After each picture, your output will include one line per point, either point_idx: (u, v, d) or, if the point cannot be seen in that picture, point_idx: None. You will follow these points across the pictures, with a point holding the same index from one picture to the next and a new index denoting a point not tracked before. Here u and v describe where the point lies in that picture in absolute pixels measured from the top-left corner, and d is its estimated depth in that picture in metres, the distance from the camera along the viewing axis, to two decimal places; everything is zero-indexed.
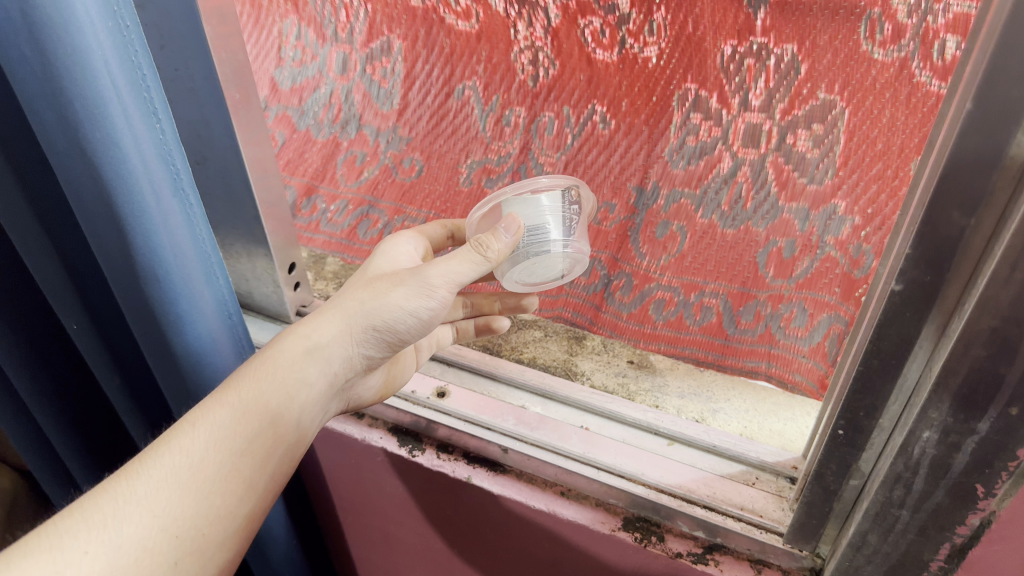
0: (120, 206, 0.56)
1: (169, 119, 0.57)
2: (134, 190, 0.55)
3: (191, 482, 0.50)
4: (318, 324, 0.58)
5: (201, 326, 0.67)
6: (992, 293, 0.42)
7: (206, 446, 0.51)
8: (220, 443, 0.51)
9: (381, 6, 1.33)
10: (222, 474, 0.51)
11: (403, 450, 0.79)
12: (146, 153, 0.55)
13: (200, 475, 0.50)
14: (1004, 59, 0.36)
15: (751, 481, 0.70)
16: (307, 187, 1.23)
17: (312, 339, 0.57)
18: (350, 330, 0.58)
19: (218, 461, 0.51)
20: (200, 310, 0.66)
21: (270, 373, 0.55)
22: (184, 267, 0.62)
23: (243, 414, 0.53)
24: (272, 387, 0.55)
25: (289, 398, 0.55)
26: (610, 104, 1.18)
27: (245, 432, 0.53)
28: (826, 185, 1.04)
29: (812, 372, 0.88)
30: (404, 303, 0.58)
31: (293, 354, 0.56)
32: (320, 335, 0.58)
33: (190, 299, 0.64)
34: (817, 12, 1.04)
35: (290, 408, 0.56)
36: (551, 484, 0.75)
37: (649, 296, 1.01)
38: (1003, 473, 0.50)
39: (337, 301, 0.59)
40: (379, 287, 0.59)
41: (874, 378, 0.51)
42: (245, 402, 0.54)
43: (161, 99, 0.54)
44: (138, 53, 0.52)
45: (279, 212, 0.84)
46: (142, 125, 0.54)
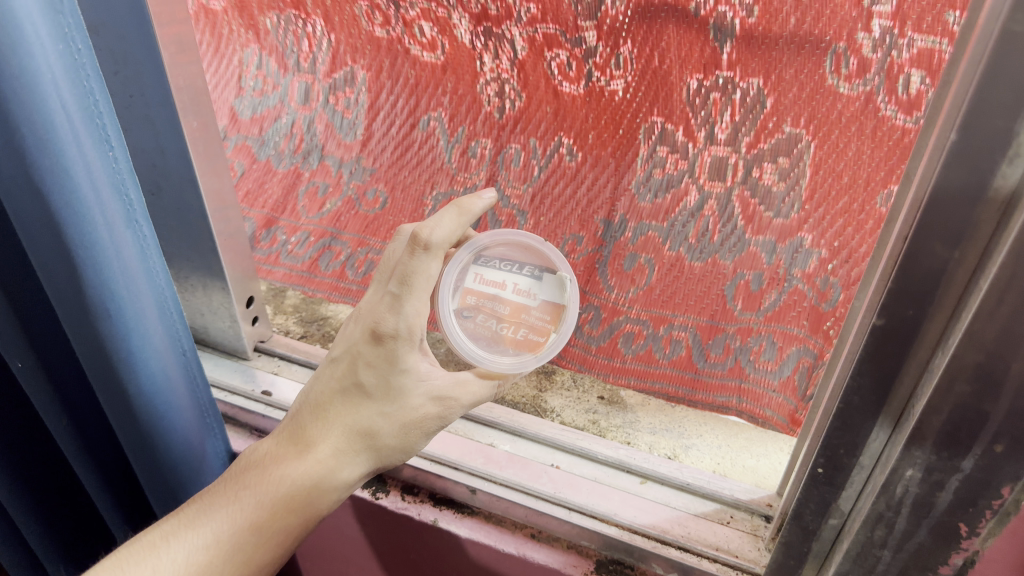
0: (69, 240, 0.52)
1: (121, 146, 0.54)
2: (87, 222, 0.52)
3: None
4: (352, 467, 0.55)
5: (155, 365, 0.63)
6: (978, 328, 0.41)
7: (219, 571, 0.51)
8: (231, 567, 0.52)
9: (345, 36, 1.28)
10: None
11: (365, 492, 0.76)
12: (98, 182, 0.52)
13: None
14: (988, 89, 0.35)
15: (725, 520, 0.68)
16: (266, 219, 1.23)
17: (342, 480, 0.55)
18: (374, 469, 0.56)
19: None
20: (154, 348, 0.62)
21: (297, 510, 0.53)
22: (136, 301, 0.58)
23: (261, 541, 0.53)
24: (299, 519, 0.54)
25: (302, 527, 0.55)
26: (576, 136, 1.15)
27: (257, 559, 0.53)
28: (792, 220, 1.02)
29: (783, 407, 0.91)
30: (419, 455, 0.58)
31: (323, 493, 0.54)
32: (349, 476, 0.55)
33: (144, 336, 0.60)
34: (783, 46, 0.96)
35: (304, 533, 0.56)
36: (521, 526, 0.72)
37: (618, 330, 1.03)
38: (987, 512, 0.49)
39: (373, 443, 0.55)
40: (413, 441, 0.56)
41: (854, 416, 0.50)
42: (265, 530, 0.53)
43: (113, 124, 0.52)
44: (89, 77, 0.50)
45: (237, 244, 0.81)
46: (95, 152, 0.51)
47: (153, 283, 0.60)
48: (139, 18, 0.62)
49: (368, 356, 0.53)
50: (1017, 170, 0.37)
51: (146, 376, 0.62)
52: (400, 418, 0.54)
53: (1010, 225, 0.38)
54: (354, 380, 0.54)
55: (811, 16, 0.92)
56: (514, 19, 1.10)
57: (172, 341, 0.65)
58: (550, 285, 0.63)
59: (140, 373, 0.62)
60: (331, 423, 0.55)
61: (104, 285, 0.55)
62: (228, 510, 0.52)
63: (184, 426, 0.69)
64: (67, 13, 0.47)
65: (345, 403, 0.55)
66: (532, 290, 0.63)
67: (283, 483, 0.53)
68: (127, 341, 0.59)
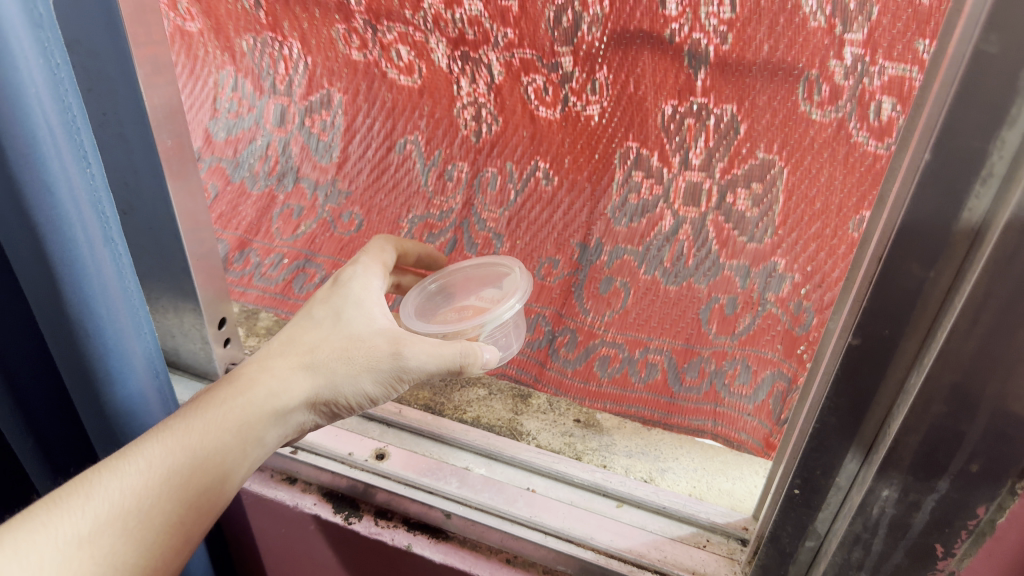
0: (50, 257, 0.52)
1: (98, 164, 0.53)
2: (67, 237, 0.51)
3: (135, 531, 0.46)
4: (290, 384, 0.54)
5: (133, 384, 0.62)
6: (954, 348, 0.41)
7: (161, 495, 0.47)
8: (172, 492, 0.48)
9: (321, 59, 1.29)
10: (164, 529, 0.48)
11: (338, 517, 0.75)
12: (79, 199, 0.51)
13: (146, 525, 0.47)
14: (962, 111, 0.36)
15: (701, 544, 0.67)
16: (239, 241, 1.21)
17: (282, 399, 0.54)
18: (314, 397, 0.56)
19: (167, 511, 0.48)
20: (132, 368, 0.61)
21: (236, 424, 0.51)
22: (116, 320, 0.57)
23: (200, 465, 0.49)
24: (236, 437, 0.51)
25: (244, 454, 0.52)
26: (553, 160, 1.17)
27: (197, 485, 0.49)
28: (766, 244, 1.04)
29: (758, 431, 0.90)
30: (368, 389, 0.57)
31: (262, 410, 0.53)
32: (290, 397, 0.54)
33: (123, 355, 0.59)
34: (756, 73, 0.99)
35: (245, 461, 0.52)
36: (496, 551, 0.71)
37: (594, 353, 1.02)
38: (963, 533, 0.49)
39: (313, 360, 0.56)
40: (356, 360, 0.56)
41: (830, 436, 0.50)
42: (206, 449, 0.50)
43: (92, 141, 0.51)
44: (67, 92, 0.49)
45: (211, 265, 0.80)
46: (75, 168, 0.50)
47: (130, 302, 0.59)
48: (114, 36, 0.61)
49: (326, 304, 0.61)
50: (989, 191, 0.38)
51: (124, 396, 0.61)
52: (341, 340, 0.57)
53: (984, 246, 0.39)
54: (303, 320, 0.59)
55: (784, 43, 0.95)
56: (490, 44, 1.12)
57: (147, 363, 0.64)
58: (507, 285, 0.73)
59: (117, 393, 0.61)
60: (270, 354, 0.57)
61: (85, 303, 0.54)
62: (160, 438, 0.49)
63: None
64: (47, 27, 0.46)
65: (287, 338, 0.58)
66: (494, 294, 0.73)
67: (219, 403, 0.52)
68: (106, 361, 0.58)
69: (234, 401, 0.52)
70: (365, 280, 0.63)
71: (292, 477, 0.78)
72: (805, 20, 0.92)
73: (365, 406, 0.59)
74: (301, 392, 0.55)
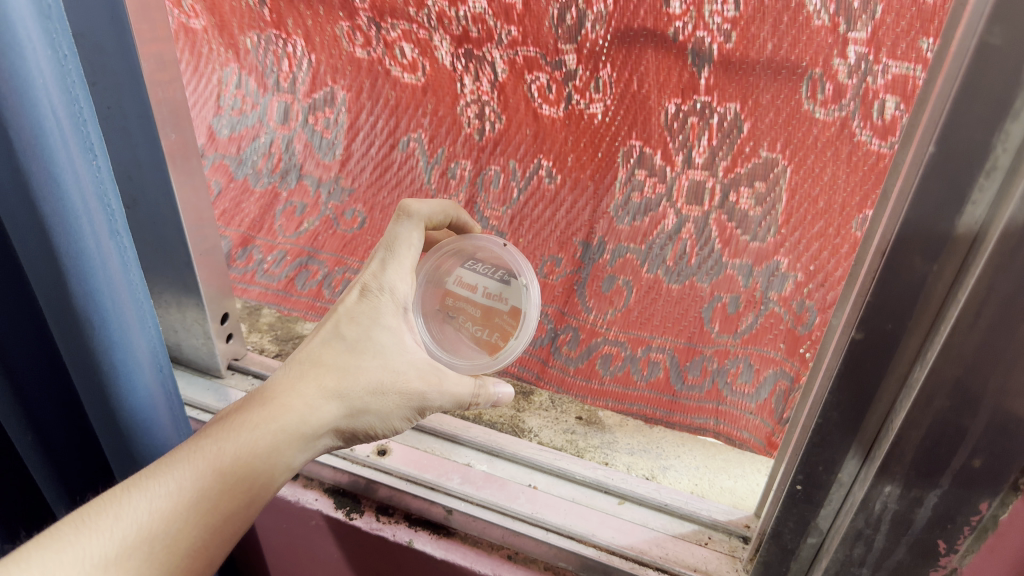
0: (57, 248, 0.52)
1: (105, 156, 0.53)
2: (74, 229, 0.51)
3: (161, 553, 0.47)
4: (319, 409, 0.53)
5: (139, 377, 0.62)
6: (957, 342, 0.41)
7: (187, 520, 0.48)
8: (199, 517, 0.48)
9: (325, 57, 1.29)
10: (190, 552, 0.48)
11: (340, 513, 0.75)
12: (85, 190, 0.51)
13: (171, 549, 0.47)
14: (966, 104, 0.36)
15: (703, 541, 0.67)
16: (242, 238, 1.21)
17: (311, 425, 0.53)
18: (343, 420, 0.55)
19: (194, 535, 0.48)
20: (137, 362, 0.61)
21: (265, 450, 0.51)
22: (122, 313, 0.57)
23: (227, 489, 0.50)
24: (264, 463, 0.51)
25: (272, 478, 0.52)
26: (556, 159, 1.17)
27: (224, 509, 0.49)
28: (769, 243, 1.04)
29: (759, 429, 0.90)
30: (392, 418, 0.57)
31: (291, 437, 0.52)
32: (318, 423, 0.53)
33: (129, 348, 0.59)
34: (760, 72, 0.99)
35: (273, 484, 0.52)
36: (497, 547, 0.71)
37: (596, 351, 1.02)
38: (965, 529, 0.49)
39: (344, 388, 0.54)
40: (385, 394, 0.56)
41: (833, 432, 0.50)
42: (234, 475, 0.50)
43: (98, 134, 0.51)
44: (75, 84, 0.49)
45: (213, 260, 0.80)
46: (81, 160, 0.51)
47: (135, 295, 0.59)
48: (119, 31, 0.61)
49: (354, 317, 0.57)
50: (993, 185, 0.38)
51: (129, 389, 0.61)
52: (376, 370, 0.55)
53: (987, 241, 0.39)
54: (332, 334, 0.56)
55: (787, 42, 0.95)
56: (494, 42, 1.12)
57: (152, 357, 0.64)
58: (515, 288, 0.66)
59: (122, 386, 0.61)
60: (301, 371, 0.55)
61: (91, 294, 0.54)
62: (190, 459, 0.49)
63: (161, 442, 0.68)
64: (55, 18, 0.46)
65: (318, 354, 0.55)
66: (502, 295, 0.67)
67: (248, 427, 0.51)
68: (111, 354, 0.58)
69: (265, 427, 0.51)
70: (394, 296, 0.59)
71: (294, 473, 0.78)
72: (809, 19, 0.93)
73: (389, 431, 0.59)
74: (331, 417, 0.54)
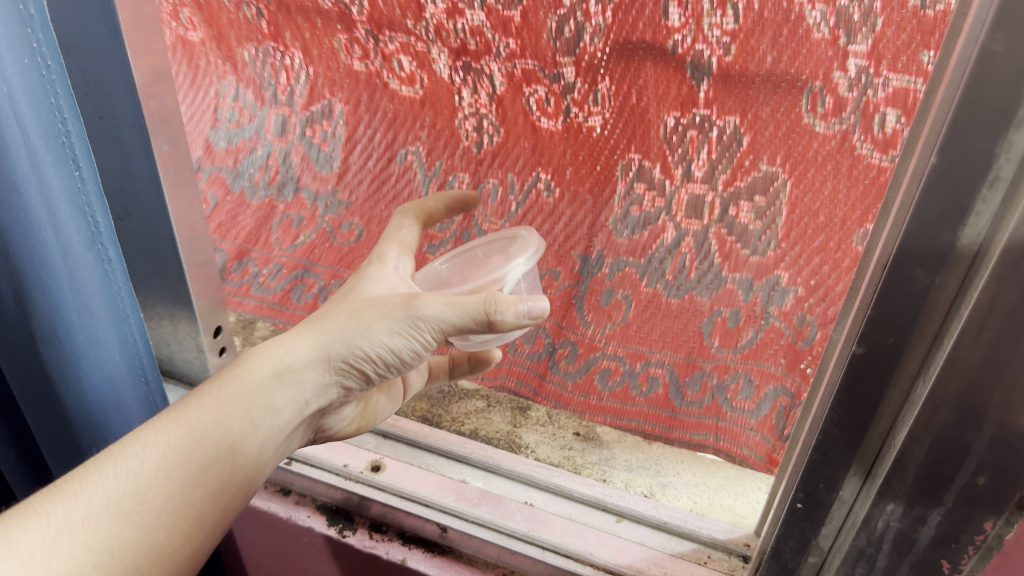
0: (20, 260, 0.51)
1: (90, 168, 0.53)
2: (37, 241, 0.50)
3: (133, 514, 0.42)
4: (292, 344, 0.50)
5: (106, 391, 0.61)
6: (960, 355, 0.40)
7: (156, 473, 0.43)
8: (172, 472, 0.44)
9: (324, 69, 1.29)
10: (168, 510, 0.43)
11: (333, 530, 0.73)
12: (52, 201, 0.50)
13: (144, 507, 0.42)
14: (968, 113, 0.35)
15: (702, 561, 0.66)
16: (238, 251, 1.20)
17: (285, 361, 0.49)
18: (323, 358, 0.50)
19: (169, 491, 0.43)
20: (104, 374, 0.59)
21: (235, 395, 0.47)
22: (87, 325, 0.56)
23: (202, 442, 0.45)
24: (237, 409, 0.47)
25: (252, 426, 0.47)
26: (554, 172, 1.17)
27: (199, 459, 0.45)
28: (769, 257, 1.05)
29: (760, 446, 0.88)
30: (387, 339, 0.50)
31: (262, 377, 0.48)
32: (293, 358, 0.49)
33: (97, 362, 0.58)
34: (759, 85, 1.00)
35: (257, 437, 0.48)
36: (493, 565, 0.70)
37: (595, 365, 1.01)
38: (970, 548, 0.48)
39: (316, 322, 0.51)
40: (364, 314, 0.50)
41: (834, 449, 0.49)
42: (205, 425, 0.46)
43: (82, 145, 0.51)
44: (58, 94, 0.48)
45: (207, 273, 0.79)
46: (55, 171, 0.50)
47: (114, 308, 0.59)
48: (114, 43, 0.61)
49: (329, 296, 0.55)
50: (996, 195, 0.37)
51: (96, 404, 0.60)
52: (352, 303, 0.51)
53: (989, 257, 0.38)
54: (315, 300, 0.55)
55: (787, 54, 0.95)
56: (493, 54, 1.12)
57: (133, 371, 0.63)
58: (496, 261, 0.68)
59: (86, 400, 0.59)
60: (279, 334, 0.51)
61: (56, 308, 0.53)
62: (158, 421, 0.45)
63: None
64: (38, 31, 0.46)
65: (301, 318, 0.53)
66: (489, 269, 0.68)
67: (215, 382, 0.48)
68: (77, 367, 0.57)
69: (229, 378, 0.48)
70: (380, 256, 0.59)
71: (286, 488, 0.76)
72: (808, 31, 0.92)
73: (400, 364, 0.52)
74: (304, 353, 0.50)
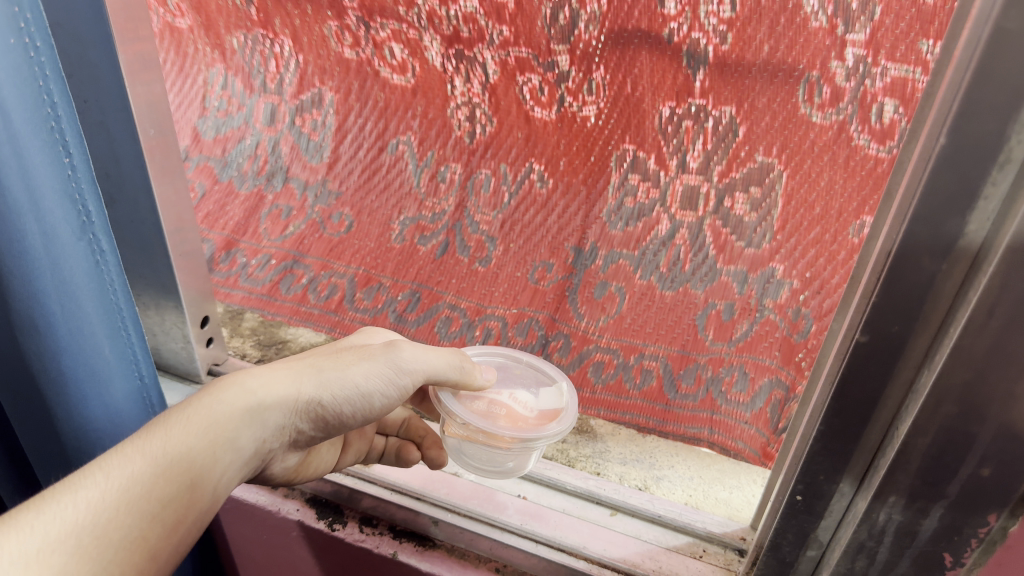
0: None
1: (83, 155, 0.52)
2: (15, 228, 0.49)
3: (90, 545, 0.40)
4: (264, 380, 0.49)
5: (91, 391, 0.58)
6: (966, 344, 0.39)
7: (116, 504, 0.41)
8: (131, 504, 0.42)
9: (313, 57, 1.32)
10: (124, 546, 0.41)
11: (322, 523, 0.72)
12: (36, 187, 0.49)
13: (104, 539, 0.40)
14: (979, 92, 0.34)
15: (697, 554, 0.65)
16: (227, 241, 1.19)
17: (256, 396, 0.49)
18: (295, 405, 0.50)
19: (129, 522, 0.42)
20: (89, 373, 0.57)
21: (200, 425, 0.46)
22: (71, 320, 0.54)
23: (165, 474, 0.44)
24: (200, 444, 0.45)
25: (213, 458, 0.46)
26: (547, 162, 1.19)
27: (160, 494, 0.43)
28: (764, 249, 1.06)
29: (755, 440, 0.88)
30: (361, 380, 0.51)
31: (230, 409, 0.47)
32: (264, 394, 0.49)
33: (81, 358, 0.56)
34: (755, 74, 1.03)
35: (225, 439, 0.47)
36: (485, 560, 0.68)
37: (588, 358, 1.01)
38: (972, 541, 0.47)
39: (285, 365, 0.52)
40: (340, 359, 0.52)
41: (835, 440, 0.48)
42: (166, 455, 0.44)
43: (73, 132, 0.50)
44: (47, 77, 0.47)
45: (195, 262, 0.77)
46: (42, 156, 0.48)
47: (105, 301, 0.57)
48: (100, 25, 0.58)
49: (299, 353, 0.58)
50: (1007, 178, 0.36)
51: (80, 402, 0.58)
52: (321, 356, 0.52)
53: (999, 241, 0.37)
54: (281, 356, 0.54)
55: (784, 43, 0.98)
56: (485, 42, 1.16)
57: (126, 364, 0.62)
58: (549, 394, 0.60)
59: (70, 399, 0.57)
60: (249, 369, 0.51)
61: (36, 298, 0.52)
62: (120, 450, 0.44)
63: None
64: (27, 10, 0.45)
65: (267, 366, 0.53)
66: (529, 399, 0.59)
67: (181, 412, 0.46)
68: (60, 361, 0.55)
69: (195, 408, 0.46)
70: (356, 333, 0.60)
71: (275, 480, 0.75)
72: (806, 20, 0.96)
73: (362, 416, 0.53)
74: (277, 392, 0.49)
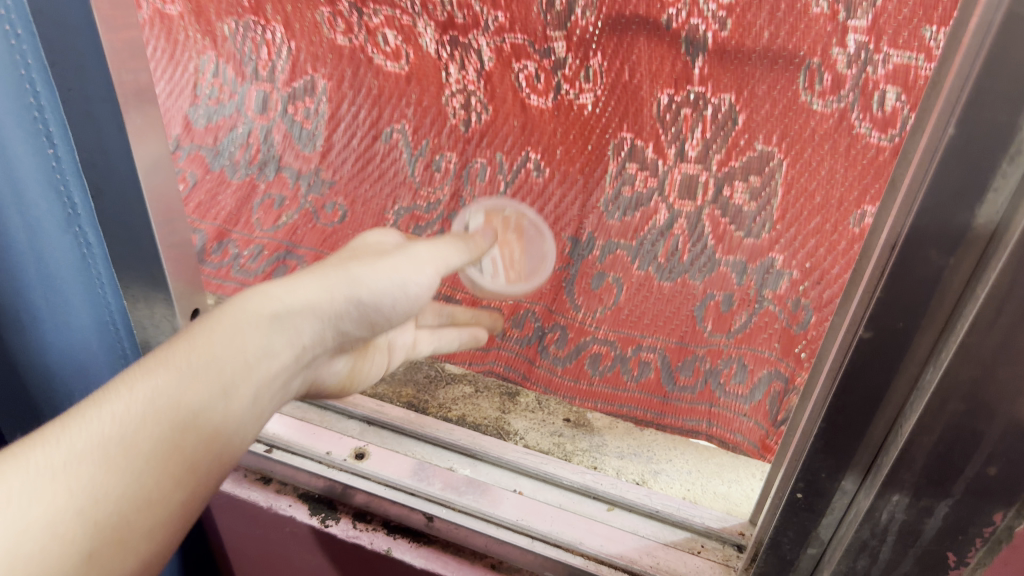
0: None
1: (66, 144, 0.52)
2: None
3: (118, 459, 0.30)
4: (291, 287, 0.41)
5: (73, 375, 0.61)
6: (976, 340, 0.38)
7: (143, 414, 0.32)
8: (157, 416, 0.32)
9: (305, 44, 1.31)
10: (158, 458, 0.32)
11: (315, 519, 0.70)
12: (16, 177, 0.50)
13: (130, 451, 0.31)
14: (993, 79, 0.32)
15: (695, 550, 0.63)
16: (218, 232, 1.19)
17: (283, 302, 0.40)
18: (331, 311, 0.43)
19: (159, 431, 0.32)
20: (72, 358, 0.60)
21: (229, 327, 0.37)
22: (54, 305, 0.56)
23: (200, 378, 0.34)
24: (235, 342, 0.37)
25: (250, 368, 0.37)
26: (544, 151, 1.18)
27: (192, 401, 0.34)
28: (764, 239, 1.05)
29: (753, 432, 0.88)
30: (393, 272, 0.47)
31: (258, 317, 0.39)
32: (292, 300, 0.41)
33: (64, 340, 0.58)
34: (755, 61, 1.03)
35: (262, 347, 0.38)
36: (482, 556, 0.67)
37: (585, 350, 1.01)
38: (978, 541, 0.45)
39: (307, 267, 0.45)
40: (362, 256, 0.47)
41: (837, 437, 0.47)
42: (197, 364, 0.35)
43: (57, 122, 0.50)
44: (31, 68, 0.48)
45: (186, 255, 0.74)
46: (25, 147, 0.50)
47: (92, 290, 0.58)
48: None
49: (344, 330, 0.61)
50: (1018, 169, 0.34)
51: (61, 385, 0.61)
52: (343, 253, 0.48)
53: (1009, 233, 0.35)
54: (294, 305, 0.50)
55: (784, 30, 0.99)
56: (480, 28, 1.15)
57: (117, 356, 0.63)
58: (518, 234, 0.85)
59: (50, 380, 0.60)
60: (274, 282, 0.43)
61: (16, 282, 0.54)
62: (136, 367, 0.34)
63: None
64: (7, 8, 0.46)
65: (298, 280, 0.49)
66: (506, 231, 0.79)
67: (198, 325, 0.37)
68: (42, 341, 0.57)
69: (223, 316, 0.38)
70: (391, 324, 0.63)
71: (268, 475, 0.73)
72: (807, 6, 0.97)
73: (399, 313, 0.50)
74: (303, 292, 0.41)
